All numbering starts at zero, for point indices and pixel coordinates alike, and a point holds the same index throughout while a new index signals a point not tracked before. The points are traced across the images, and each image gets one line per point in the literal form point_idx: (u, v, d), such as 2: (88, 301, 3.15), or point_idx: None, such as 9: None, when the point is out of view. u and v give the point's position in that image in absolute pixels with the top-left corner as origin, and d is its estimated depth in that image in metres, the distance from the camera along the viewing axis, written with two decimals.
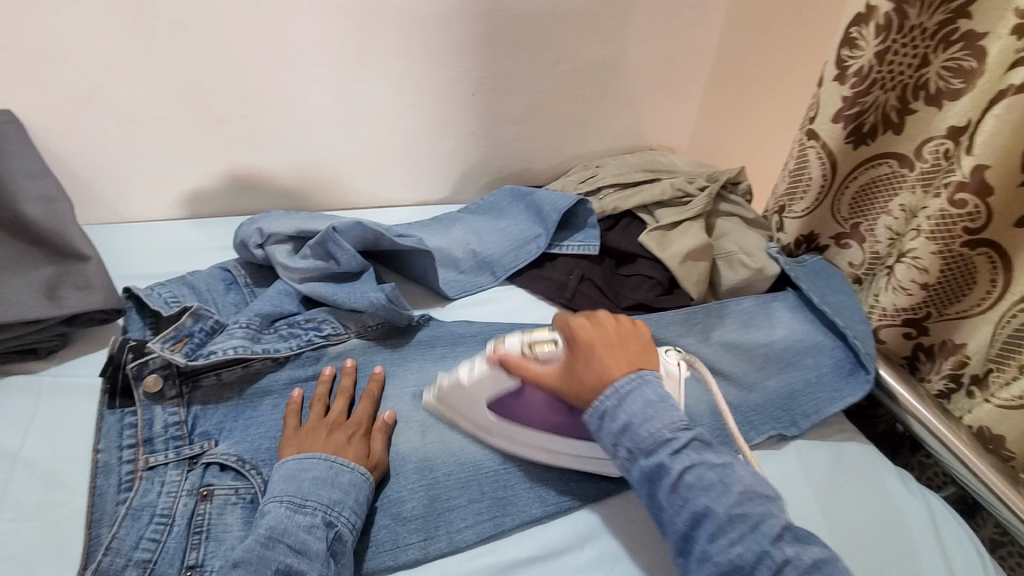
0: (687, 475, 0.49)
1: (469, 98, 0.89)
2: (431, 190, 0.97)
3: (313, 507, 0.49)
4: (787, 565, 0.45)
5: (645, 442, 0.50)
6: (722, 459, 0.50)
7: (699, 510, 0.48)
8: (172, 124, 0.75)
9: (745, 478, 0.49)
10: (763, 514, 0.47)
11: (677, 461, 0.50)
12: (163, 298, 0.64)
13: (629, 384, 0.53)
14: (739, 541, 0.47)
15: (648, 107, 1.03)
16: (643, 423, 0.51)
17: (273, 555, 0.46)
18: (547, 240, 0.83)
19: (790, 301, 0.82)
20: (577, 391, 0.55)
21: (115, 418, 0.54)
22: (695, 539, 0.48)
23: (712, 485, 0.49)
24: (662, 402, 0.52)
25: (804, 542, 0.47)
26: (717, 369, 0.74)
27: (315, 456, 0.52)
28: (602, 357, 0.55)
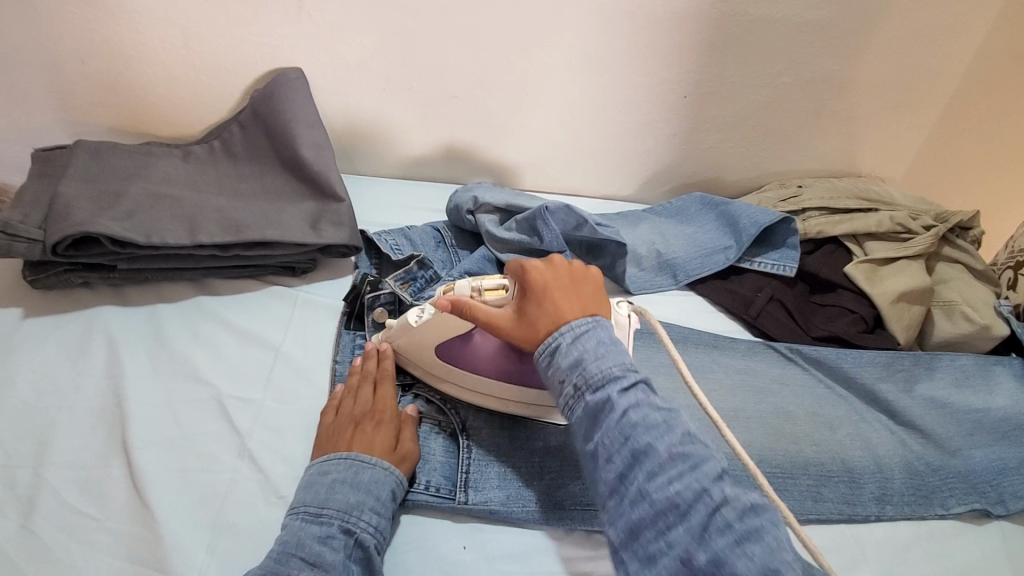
0: (632, 414, 0.46)
1: (679, 101, 0.89)
2: (618, 185, 0.99)
3: (330, 515, 0.47)
4: (726, 508, 0.41)
5: (593, 376, 0.48)
6: (668, 404, 0.47)
7: (641, 448, 0.44)
8: (416, 95, 0.85)
9: (688, 424, 0.46)
10: (702, 456, 0.44)
11: (625, 398, 0.46)
12: (390, 244, 0.73)
13: (583, 325, 0.51)
14: (679, 479, 0.43)
15: (869, 133, 0.96)
16: (593, 360, 0.48)
17: (287, 569, 0.44)
18: (738, 254, 0.81)
19: (1015, 369, 0.73)
20: (531, 335, 0.53)
21: (349, 338, 0.65)
22: (630, 479, 0.44)
23: (657, 426, 0.45)
24: (615, 344, 0.50)
25: (742, 489, 0.43)
26: (916, 424, 0.67)
27: (366, 457, 0.52)
28: (557, 297, 0.53)
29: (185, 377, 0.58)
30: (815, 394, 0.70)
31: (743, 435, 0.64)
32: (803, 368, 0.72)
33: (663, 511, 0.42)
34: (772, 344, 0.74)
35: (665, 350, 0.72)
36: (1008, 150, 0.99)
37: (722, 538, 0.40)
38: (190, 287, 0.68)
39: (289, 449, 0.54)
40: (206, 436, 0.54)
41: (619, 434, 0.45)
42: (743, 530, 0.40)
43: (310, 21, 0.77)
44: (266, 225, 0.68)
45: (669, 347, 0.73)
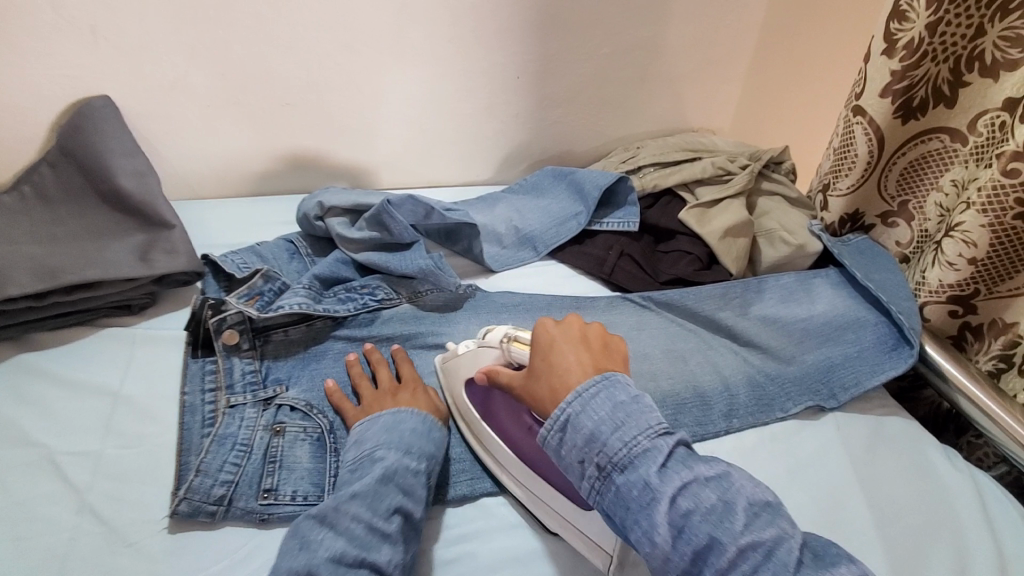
0: (681, 499, 0.43)
1: (514, 81, 0.93)
2: (476, 171, 1.02)
3: (416, 457, 0.53)
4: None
5: (622, 458, 0.45)
6: (717, 471, 0.44)
7: (702, 543, 0.42)
8: (243, 106, 0.83)
9: (744, 488, 0.44)
10: (774, 538, 0.41)
11: (666, 482, 0.43)
12: (236, 263, 0.70)
13: (595, 388, 0.48)
14: (756, 575, 0.40)
15: (693, 91, 1.05)
16: (615, 432, 0.46)
17: (387, 492, 0.50)
18: (587, 218, 0.87)
19: (832, 279, 0.81)
20: (537, 396, 0.52)
21: (197, 366, 0.61)
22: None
23: (712, 508, 0.42)
24: (636, 407, 0.47)
25: (829, 568, 0.41)
26: (753, 341, 0.75)
27: (406, 411, 0.57)
28: (561, 355, 0.52)
29: (13, 443, 0.54)
30: (666, 334, 0.76)
31: None
32: (654, 313, 0.78)
33: None
34: (626, 295, 0.80)
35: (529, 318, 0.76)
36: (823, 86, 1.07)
37: None
38: (7, 347, 0.63)
39: (135, 494, 0.52)
40: (39, 499, 0.50)
41: (669, 526, 0.42)
42: None
43: (108, 44, 0.72)
44: (87, 266, 0.64)
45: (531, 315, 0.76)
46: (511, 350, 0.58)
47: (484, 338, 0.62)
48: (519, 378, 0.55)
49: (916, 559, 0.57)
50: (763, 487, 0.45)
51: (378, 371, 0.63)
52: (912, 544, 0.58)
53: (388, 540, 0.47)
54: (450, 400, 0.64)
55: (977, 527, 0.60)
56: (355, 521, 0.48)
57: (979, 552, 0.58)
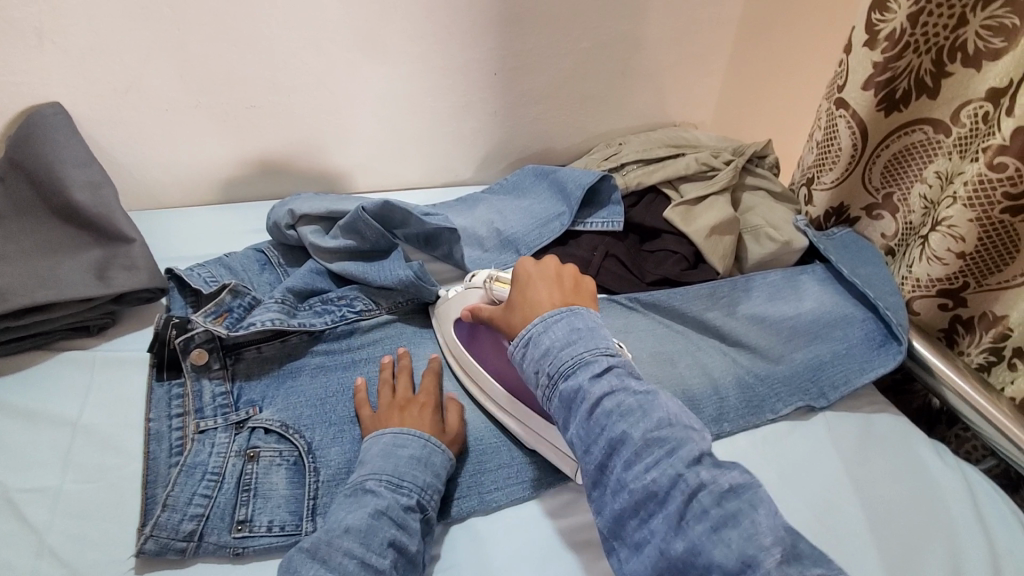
0: (606, 402, 0.46)
1: (491, 78, 0.90)
2: (455, 171, 0.99)
3: (410, 488, 0.50)
4: (701, 492, 0.42)
5: (565, 366, 0.49)
6: (646, 388, 0.48)
7: (617, 436, 0.45)
8: (206, 110, 0.79)
9: (668, 405, 0.47)
10: (681, 441, 0.44)
11: (598, 386, 0.47)
12: (203, 277, 0.66)
13: (555, 315, 0.52)
14: (655, 466, 0.43)
15: (674, 85, 1.03)
16: (564, 347, 0.50)
17: (380, 526, 0.47)
18: (570, 218, 0.84)
19: (818, 275, 0.80)
20: (511, 321, 0.57)
21: (163, 391, 0.58)
22: (610, 468, 0.45)
23: (632, 412, 0.46)
24: (589, 332, 0.51)
25: (724, 467, 0.43)
26: (741, 341, 0.73)
27: (410, 433, 0.54)
28: (536, 290, 0.56)
29: None
30: (654, 336, 0.74)
31: None
32: (641, 315, 0.76)
33: (642, 500, 0.43)
34: (613, 297, 0.78)
35: None
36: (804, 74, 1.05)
37: (698, 526, 0.41)
38: None
39: (100, 532, 0.49)
40: None
41: (595, 424, 0.46)
42: (721, 516, 0.41)
43: (56, 47, 0.68)
44: (40, 287, 0.60)
45: None
46: (491, 287, 0.64)
47: (470, 281, 0.67)
48: (497, 311, 0.60)
49: (911, 558, 0.56)
50: (691, 413, 0.48)
51: (391, 384, 0.60)
52: (907, 545, 0.57)
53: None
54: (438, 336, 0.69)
55: (969, 521, 0.59)
56: (348, 556, 0.45)
57: (971, 551, 0.57)
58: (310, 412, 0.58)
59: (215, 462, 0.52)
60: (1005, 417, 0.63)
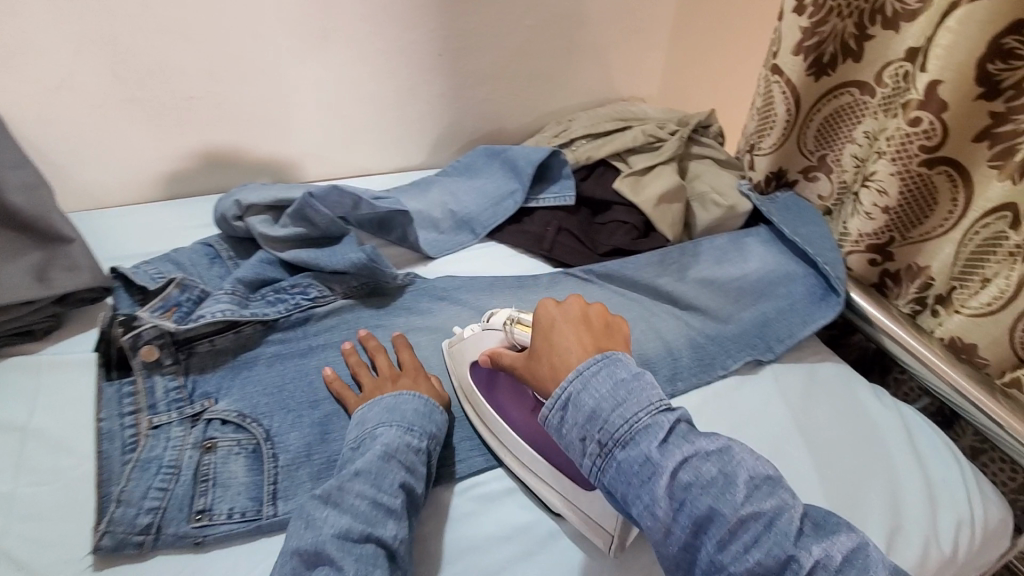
0: (681, 474, 0.43)
1: (436, 59, 0.90)
2: (407, 156, 0.99)
3: (417, 436, 0.54)
4: (817, 570, 0.40)
5: (622, 433, 0.45)
6: (717, 445, 0.45)
7: (702, 514, 0.42)
8: (141, 104, 0.76)
9: (745, 462, 0.44)
10: (775, 509, 0.42)
11: (666, 456, 0.44)
12: (149, 274, 0.65)
13: (594, 366, 0.48)
14: (756, 544, 0.41)
15: (619, 60, 1.04)
16: (615, 409, 0.46)
17: (389, 468, 0.50)
18: (524, 195, 0.86)
19: (763, 236, 0.83)
20: (540, 376, 0.53)
21: (113, 390, 0.56)
22: (699, 548, 0.42)
23: (712, 481, 0.43)
24: (637, 384, 0.47)
25: (831, 537, 0.42)
26: (692, 304, 0.76)
27: (407, 394, 0.57)
28: (562, 335, 0.52)
29: None
30: (609, 304, 0.76)
31: None
32: (596, 285, 0.78)
33: None
34: (568, 270, 0.80)
35: (470, 302, 0.74)
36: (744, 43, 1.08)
37: None
38: None
39: (59, 533, 0.48)
40: None
41: (670, 500, 0.43)
42: None
43: None
44: None
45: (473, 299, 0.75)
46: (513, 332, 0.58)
47: (488, 322, 0.63)
48: (520, 361, 0.56)
49: (852, 492, 0.59)
50: (763, 461, 0.46)
51: (372, 362, 0.62)
52: (851, 478, 0.60)
53: (393, 515, 0.48)
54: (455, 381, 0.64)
55: (905, 455, 0.63)
56: (360, 498, 0.48)
57: (909, 481, 0.61)
58: (265, 401, 0.58)
59: (172, 455, 0.52)
60: (930, 349, 0.67)
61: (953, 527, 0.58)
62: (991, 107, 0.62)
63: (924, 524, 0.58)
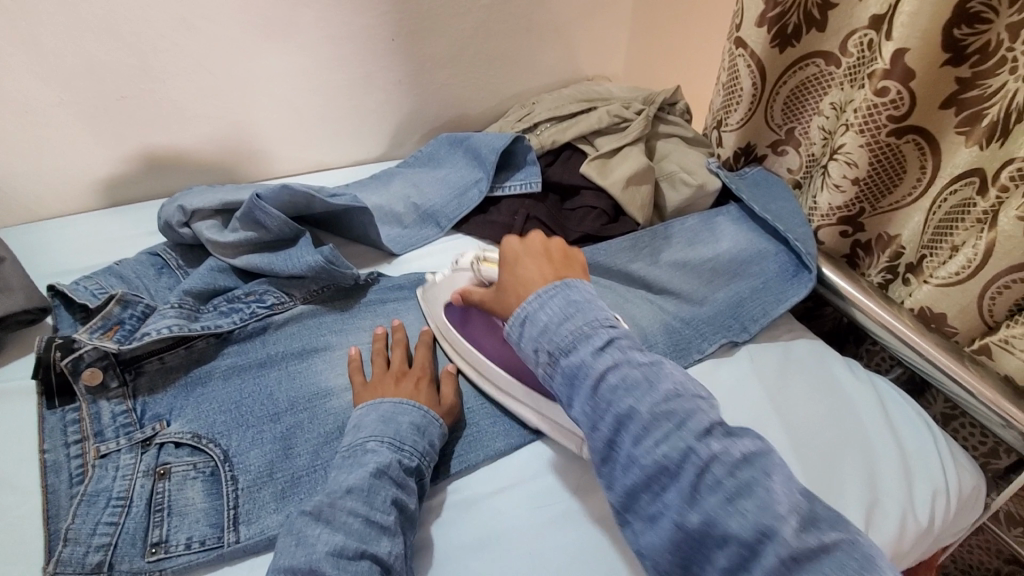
0: (610, 376, 0.47)
1: (390, 45, 0.85)
2: (366, 148, 0.94)
3: (411, 451, 0.51)
4: (714, 461, 0.42)
5: (564, 342, 0.49)
6: (650, 359, 0.48)
7: (623, 412, 0.46)
8: (71, 108, 0.71)
9: (672, 374, 0.47)
10: (690, 410, 0.45)
11: (599, 360, 0.48)
12: (91, 290, 0.60)
13: (551, 291, 0.52)
14: (665, 441, 0.44)
15: (581, 38, 1.01)
16: (563, 323, 0.50)
17: (381, 485, 0.48)
18: (488, 184, 0.83)
19: (733, 214, 0.82)
20: (505, 304, 0.57)
21: (57, 418, 0.53)
22: (619, 444, 0.46)
23: (636, 385, 0.46)
24: (586, 304, 0.51)
25: (738, 438, 0.44)
26: (666, 288, 0.75)
27: (408, 405, 0.55)
28: (525, 268, 0.57)
29: None
30: None
31: None
32: None
33: (654, 475, 0.44)
34: None
35: None
36: (704, 14, 1.05)
37: (714, 496, 0.41)
38: None
39: None
40: None
41: (598, 399, 0.47)
42: (734, 487, 0.41)
43: None
44: None
45: None
46: (479, 268, 0.62)
47: (457, 263, 0.66)
48: (489, 294, 0.60)
49: (833, 470, 0.58)
50: (695, 381, 0.48)
51: (385, 354, 0.61)
52: (829, 456, 0.60)
53: (387, 532, 0.46)
54: (431, 321, 0.67)
55: (883, 428, 0.62)
56: (352, 515, 0.45)
57: (884, 454, 0.60)
58: (224, 418, 0.55)
59: (121, 487, 0.49)
60: (896, 319, 0.67)
61: (931, 497, 0.58)
62: (957, 73, 0.61)
63: (902, 498, 0.57)
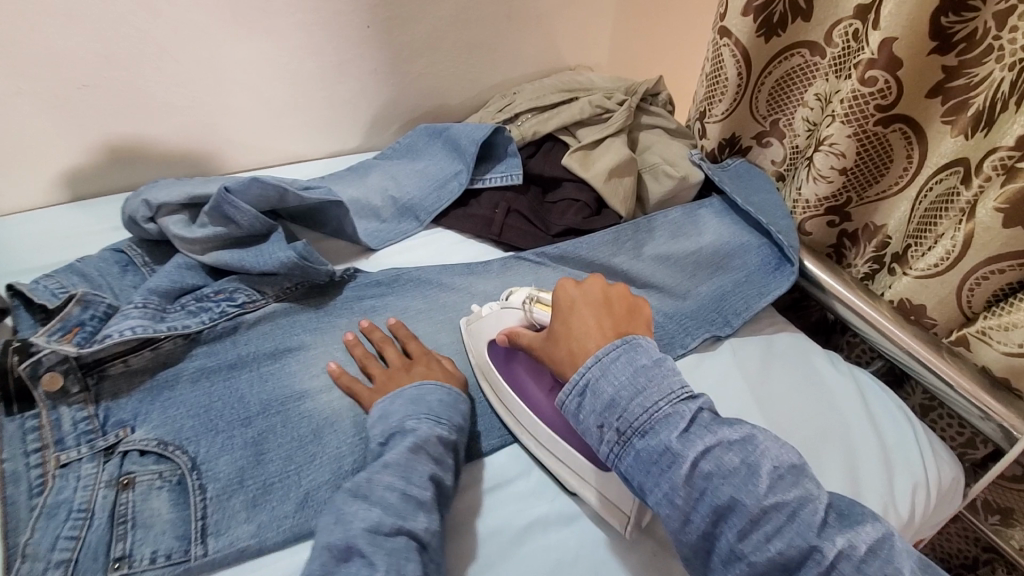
0: (702, 463, 0.42)
1: (366, 32, 0.82)
2: (342, 139, 0.92)
3: (446, 427, 0.52)
4: (840, 559, 0.39)
5: (641, 421, 0.44)
6: (741, 434, 0.44)
7: (723, 503, 0.41)
8: (27, 97, 0.67)
9: (770, 451, 0.43)
10: (799, 499, 0.41)
11: (688, 445, 0.43)
12: (50, 289, 0.57)
13: (615, 354, 0.47)
14: (777, 535, 0.40)
15: (562, 27, 0.99)
16: (635, 397, 0.45)
17: (419, 460, 0.48)
18: (468, 175, 0.81)
19: (716, 207, 0.82)
20: (559, 360, 0.52)
21: (14, 425, 0.50)
22: (718, 537, 0.42)
23: (734, 471, 0.42)
24: (656, 370, 0.46)
25: (854, 527, 0.41)
26: (649, 282, 0.74)
27: (429, 385, 0.55)
28: (581, 318, 0.52)
29: None
30: None
31: None
32: (549, 268, 0.75)
33: (767, 573, 0.40)
34: (519, 254, 0.76)
35: (416, 293, 0.70)
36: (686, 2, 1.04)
37: None
38: None
39: None
40: None
41: (690, 488, 0.42)
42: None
43: None
44: None
45: (419, 291, 0.70)
46: (532, 311, 0.59)
47: (507, 300, 0.63)
48: (539, 339, 0.56)
49: (812, 458, 0.59)
50: (790, 449, 0.45)
51: (387, 345, 0.61)
52: (812, 449, 0.59)
53: (423, 507, 0.46)
54: (473, 360, 0.63)
55: (862, 419, 0.63)
56: (389, 490, 0.46)
57: (865, 446, 0.61)
58: (191, 424, 0.53)
59: (83, 499, 0.47)
60: (877, 310, 0.67)
61: (910, 489, 0.58)
62: (943, 62, 0.61)
63: (883, 490, 0.57)
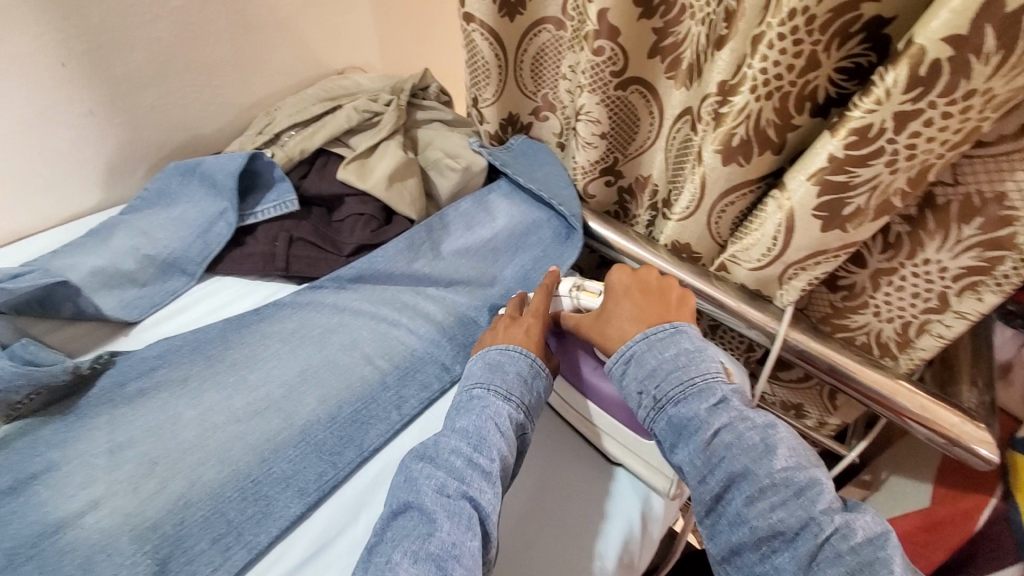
0: (722, 432, 0.49)
1: (61, 71, 0.69)
2: (76, 201, 0.78)
3: (518, 401, 0.55)
4: (834, 535, 0.44)
5: (674, 391, 0.53)
6: (765, 419, 0.50)
7: (735, 470, 0.48)
8: None
9: (789, 441, 0.49)
10: (807, 481, 0.46)
11: (715, 416, 0.50)
12: None
13: (661, 334, 0.56)
14: (780, 506, 0.46)
15: (313, 29, 0.91)
16: (671, 371, 0.54)
17: (488, 433, 0.52)
18: (235, 213, 0.72)
19: (504, 189, 0.83)
20: (606, 338, 0.60)
21: None
22: (728, 499, 0.48)
23: (755, 446, 0.48)
24: (698, 353, 0.54)
25: (861, 513, 0.46)
26: (454, 279, 0.73)
27: (515, 352, 0.59)
28: (627, 300, 0.61)
29: None
30: (371, 304, 0.68)
31: (316, 395, 0.59)
32: (351, 291, 0.70)
33: (766, 538, 0.46)
34: (314, 284, 0.70)
35: (193, 356, 0.61)
36: None
37: (831, 570, 0.43)
38: None
39: None
40: None
41: (712, 453, 0.49)
42: (856, 563, 0.42)
43: None
44: None
45: (199, 353, 0.61)
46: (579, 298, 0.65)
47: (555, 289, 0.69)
48: (586, 321, 0.63)
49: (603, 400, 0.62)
50: (808, 450, 0.50)
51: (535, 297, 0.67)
52: None
53: (488, 478, 0.49)
54: None
55: None
56: (455, 455, 0.50)
57: None
58: None
59: None
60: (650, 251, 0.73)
61: None
62: (652, 25, 0.65)
63: None
